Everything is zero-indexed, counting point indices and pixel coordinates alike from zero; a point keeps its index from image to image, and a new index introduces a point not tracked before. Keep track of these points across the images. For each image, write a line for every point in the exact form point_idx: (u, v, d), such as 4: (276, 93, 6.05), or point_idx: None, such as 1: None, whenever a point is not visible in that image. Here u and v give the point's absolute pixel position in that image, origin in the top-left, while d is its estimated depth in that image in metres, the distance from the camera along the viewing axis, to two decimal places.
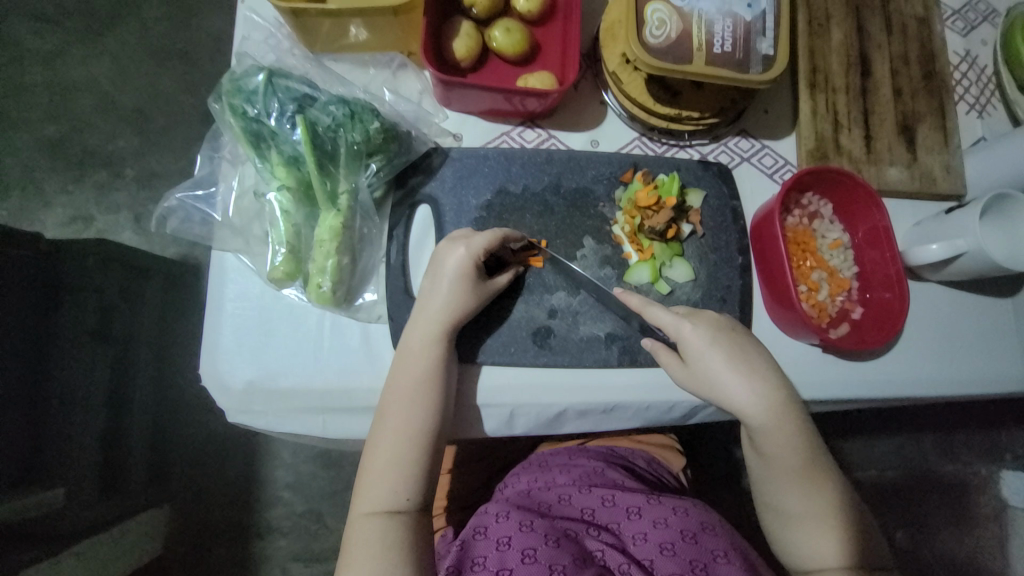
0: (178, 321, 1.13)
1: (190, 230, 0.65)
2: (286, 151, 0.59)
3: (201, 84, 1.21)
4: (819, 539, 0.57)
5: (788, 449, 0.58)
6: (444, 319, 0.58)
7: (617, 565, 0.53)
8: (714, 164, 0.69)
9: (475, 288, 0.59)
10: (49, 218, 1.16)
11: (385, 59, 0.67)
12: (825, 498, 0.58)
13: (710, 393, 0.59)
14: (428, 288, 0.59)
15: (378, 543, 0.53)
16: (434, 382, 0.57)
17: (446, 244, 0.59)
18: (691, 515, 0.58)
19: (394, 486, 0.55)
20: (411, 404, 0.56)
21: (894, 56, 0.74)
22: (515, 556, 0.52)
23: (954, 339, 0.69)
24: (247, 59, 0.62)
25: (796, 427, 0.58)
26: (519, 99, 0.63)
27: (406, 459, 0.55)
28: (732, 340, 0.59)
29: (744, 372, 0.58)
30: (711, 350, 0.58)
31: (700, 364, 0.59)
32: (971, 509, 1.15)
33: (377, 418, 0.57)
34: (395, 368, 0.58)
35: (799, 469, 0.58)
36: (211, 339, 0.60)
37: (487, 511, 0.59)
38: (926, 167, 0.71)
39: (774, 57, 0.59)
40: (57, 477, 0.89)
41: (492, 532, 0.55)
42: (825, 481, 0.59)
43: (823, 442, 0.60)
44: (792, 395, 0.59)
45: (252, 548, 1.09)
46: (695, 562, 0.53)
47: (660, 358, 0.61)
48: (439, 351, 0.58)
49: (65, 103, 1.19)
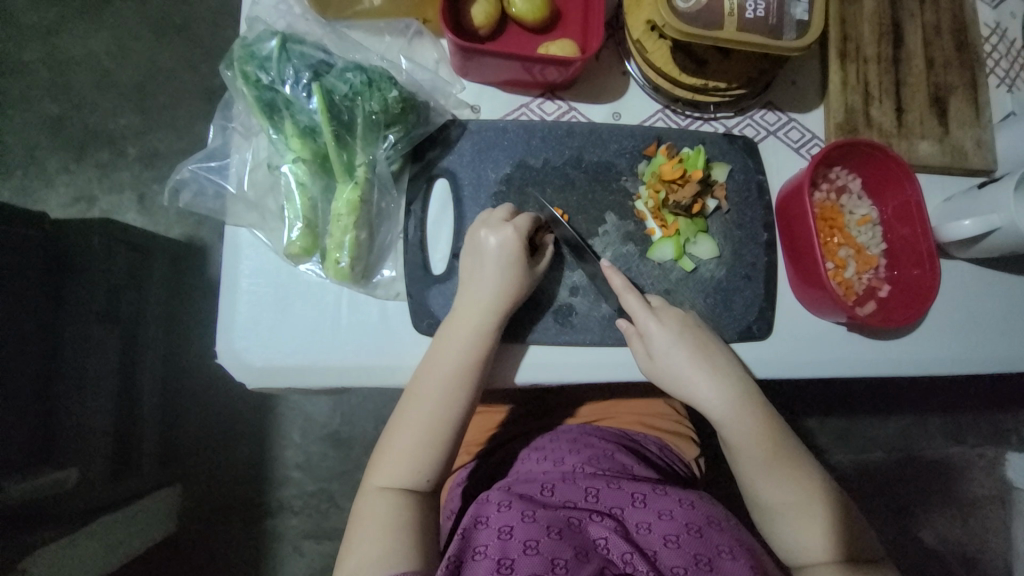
0: (185, 302, 1.11)
1: (203, 203, 0.63)
2: (301, 121, 0.57)
3: (202, 60, 1.17)
4: (803, 530, 0.57)
5: (753, 443, 0.58)
6: (495, 306, 0.57)
7: (620, 555, 0.52)
8: (740, 137, 0.67)
9: (520, 272, 0.58)
10: (51, 198, 1.14)
11: (401, 27, 0.64)
12: (802, 488, 0.58)
13: (676, 391, 0.60)
14: (474, 274, 0.58)
15: (389, 519, 0.52)
16: (458, 363, 0.56)
17: (489, 227, 0.58)
18: (696, 509, 0.57)
19: (411, 464, 0.54)
20: (438, 386, 0.55)
21: (927, 26, 0.71)
22: (517, 546, 0.51)
23: (977, 319, 0.67)
24: (258, 24, 0.60)
25: (757, 422, 0.58)
26: (540, 68, 0.61)
27: (427, 435, 0.55)
28: (696, 339, 0.59)
29: (708, 371, 0.59)
30: (676, 349, 0.58)
31: (665, 361, 0.58)
32: (974, 491, 1.16)
33: (402, 401, 0.56)
34: (432, 348, 0.57)
35: (767, 463, 0.58)
36: (227, 314, 0.59)
37: (488, 499, 0.56)
38: (957, 141, 0.69)
39: (809, 23, 0.56)
40: (73, 455, 0.90)
41: (493, 522, 0.53)
42: (801, 472, 0.58)
43: (789, 432, 0.60)
44: (756, 391, 0.60)
45: (264, 527, 1.10)
46: (699, 557, 0.52)
47: (632, 345, 0.60)
48: (477, 336, 0.56)
49: (65, 80, 1.16)
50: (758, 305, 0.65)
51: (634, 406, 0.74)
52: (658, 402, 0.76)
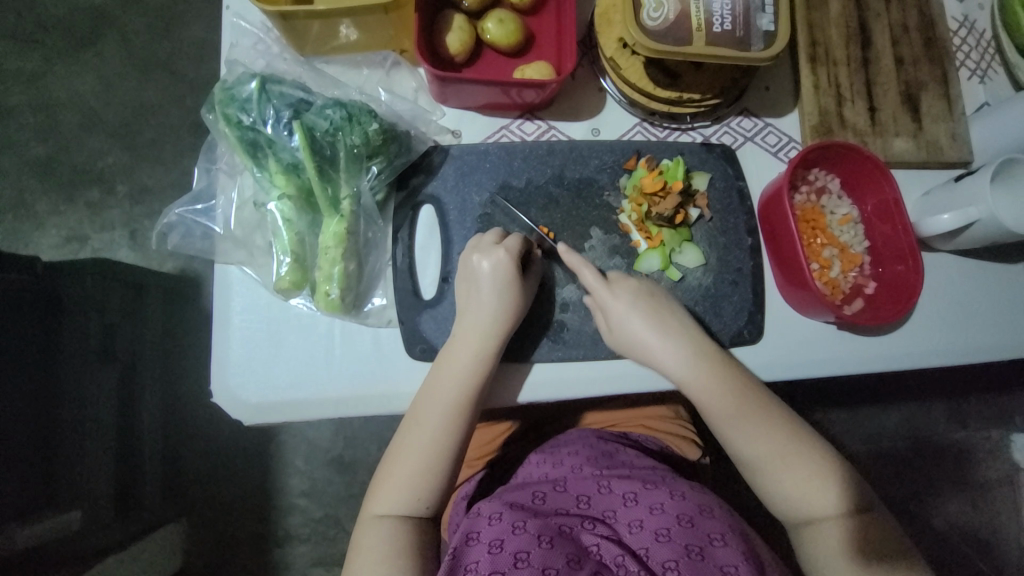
0: (181, 335, 1.11)
1: (191, 245, 0.64)
2: (284, 159, 0.58)
3: (188, 95, 1.19)
4: (793, 484, 0.56)
5: (718, 399, 0.58)
6: (493, 328, 0.57)
7: (612, 558, 0.51)
8: (717, 146, 0.68)
9: (516, 294, 0.58)
10: (43, 240, 1.15)
11: (378, 59, 0.66)
12: (779, 437, 0.57)
13: (639, 357, 0.61)
14: (471, 302, 0.59)
15: (388, 548, 0.52)
16: (454, 389, 0.56)
17: (481, 252, 0.59)
18: (687, 499, 0.56)
19: (411, 494, 0.54)
20: (438, 416, 0.56)
21: (894, 25, 0.72)
22: (508, 560, 0.50)
23: (965, 307, 0.68)
24: (238, 67, 0.61)
25: (718, 377, 0.58)
26: (517, 91, 0.62)
27: (424, 461, 0.55)
28: (652, 306, 0.60)
29: (665, 335, 0.59)
30: (631, 317, 0.59)
31: (622, 329, 0.59)
32: (982, 475, 1.15)
33: (403, 432, 0.56)
34: (432, 375, 0.57)
35: (738, 416, 0.58)
36: (220, 351, 0.59)
37: (480, 513, 0.56)
38: (931, 136, 0.70)
39: (775, 33, 0.57)
40: (75, 498, 0.90)
41: (484, 536, 0.53)
42: (776, 420, 0.58)
43: (758, 385, 0.60)
44: (714, 347, 0.60)
45: (272, 557, 1.09)
46: (691, 547, 0.51)
47: (596, 320, 0.61)
48: (474, 361, 0.57)
49: (51, 122, 1.17)
50: (747, 309, 0.65)
51: (634, 410, 0.75)
52: (658, 406, 0.76)
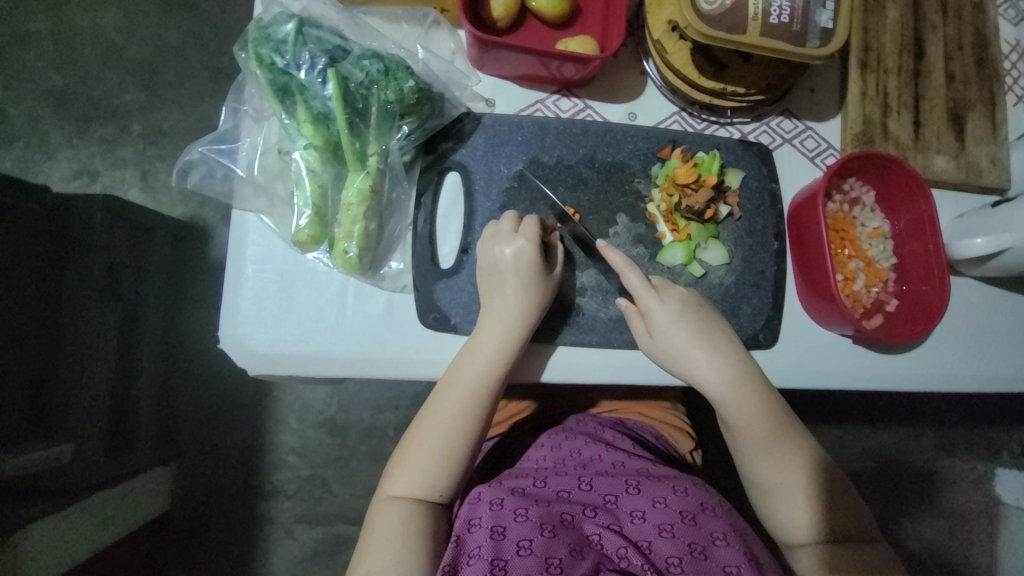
0: (184, 283, 1.10)
1: (211, 185, 0.63)
2: (315, 107, 0.57)
3: (210, 39, 1.15)
4: (799, 513, 0.56)
5: (751, 421, 0.57)
6: (517, 323, 0.57)
7: (614, 549, 0.51)
8: (755, 144, 0.67)
9: (541, 286, 0.58)
10: (53, 171, 1.13)
11: (419, 15, 0.64)
12: (796, 465, 0.57)
13: (671, 368, 0.60)
14: (494, 288, 0.58)
15: (403, 528, 0.52)
16: (478, 376, 0.56)
17: (502, 242, 0.58)
18: (691, 496, 0.55)
19: (422, 469, 0.54)
20: (456, 392, 0.56)
21: (949, 40, 0.70)
22: (509, 548, 0.49)
23: (982, 335, 0.67)
24: (274, 6, 0.59)
25: (755, 399, 0.58)
26: (557, 65, 0.60)
27: (434, 444, 0.55)
28: (698, 319, 0.59)
29: (705, 347, 0.58)
30: (677, 328, 0.58)
31: (664, 338, 0.58)
32: (962, 505, 1.16)
33: (425, 407, 0.57)
34: (458, 357, 0.57)
35: (767, 439, 0.57)
36: (230, 299, 0.58)
37: (479, 497, 0.54)
38: (972, 158, 0.69)
39: (833, 31, 0.55)
40: (65, 430, 0.90)
41: (485, 522, 0.51)
42: (796, 449, 0.58)
43: (786, 407, 0.59)
44: (755, 368, 0.59)
45: (256, 509, 1.10)
46: (694, 546, 0.51)
47: (631, 324, 0.60)
48: (498, 353, 0.56)
49: (70, 52, 1.14)
50: (766, 314, 0.64)
51: (632, 399, 0.75)
52: (657, 397, 0.77)
